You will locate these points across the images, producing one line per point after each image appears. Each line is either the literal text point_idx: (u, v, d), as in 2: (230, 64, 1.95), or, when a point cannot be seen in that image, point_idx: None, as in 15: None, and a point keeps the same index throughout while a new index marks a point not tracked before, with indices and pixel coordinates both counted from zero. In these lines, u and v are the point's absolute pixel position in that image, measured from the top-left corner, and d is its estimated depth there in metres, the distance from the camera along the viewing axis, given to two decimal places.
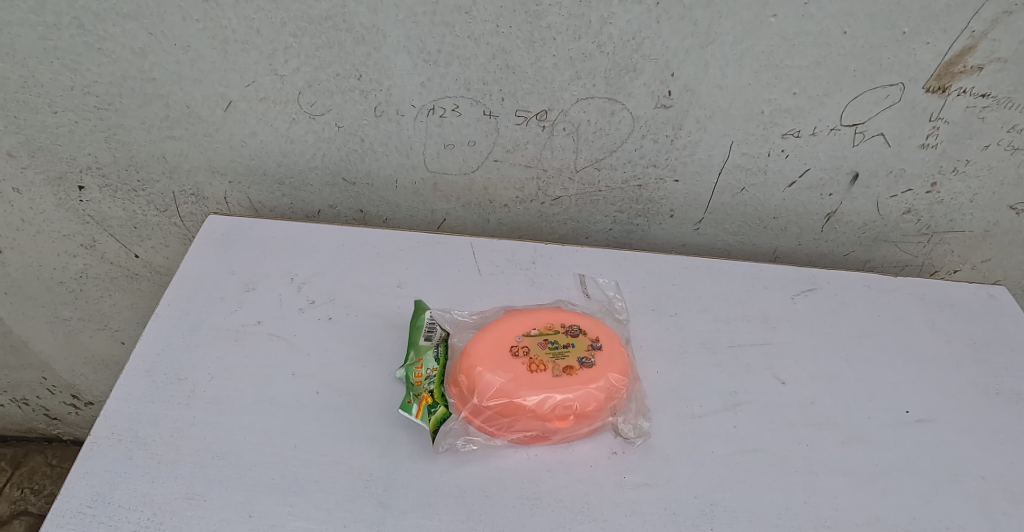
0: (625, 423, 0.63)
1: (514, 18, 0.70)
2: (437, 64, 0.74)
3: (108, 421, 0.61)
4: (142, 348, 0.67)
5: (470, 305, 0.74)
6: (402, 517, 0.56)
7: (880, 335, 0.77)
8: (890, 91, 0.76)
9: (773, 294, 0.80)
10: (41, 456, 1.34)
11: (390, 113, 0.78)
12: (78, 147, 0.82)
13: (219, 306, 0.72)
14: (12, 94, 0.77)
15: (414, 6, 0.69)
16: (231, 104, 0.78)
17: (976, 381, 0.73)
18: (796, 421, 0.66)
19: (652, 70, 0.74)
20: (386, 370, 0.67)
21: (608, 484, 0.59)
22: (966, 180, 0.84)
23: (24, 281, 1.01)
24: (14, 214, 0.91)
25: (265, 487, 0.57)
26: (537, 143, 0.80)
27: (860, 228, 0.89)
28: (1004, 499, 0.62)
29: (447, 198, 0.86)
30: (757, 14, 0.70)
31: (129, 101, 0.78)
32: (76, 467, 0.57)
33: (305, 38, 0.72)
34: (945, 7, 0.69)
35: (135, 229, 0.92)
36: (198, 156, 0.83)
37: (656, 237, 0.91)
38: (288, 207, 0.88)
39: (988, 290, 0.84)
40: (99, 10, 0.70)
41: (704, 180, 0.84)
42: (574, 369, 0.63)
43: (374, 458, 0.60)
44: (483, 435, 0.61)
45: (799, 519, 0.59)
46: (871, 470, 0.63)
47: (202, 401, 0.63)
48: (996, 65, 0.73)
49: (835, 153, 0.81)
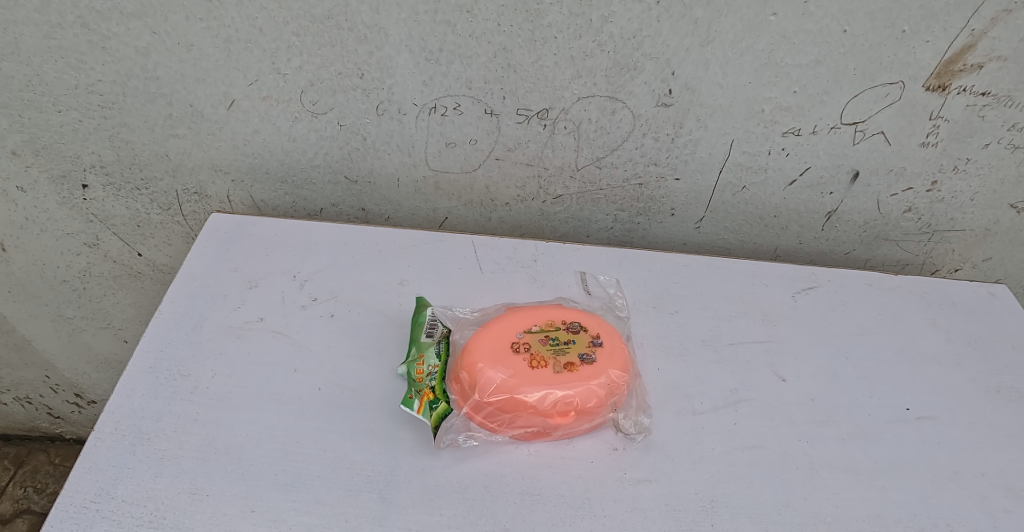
0: (626, 419, 0.63)
1: (515, 17, 0.70)
2: (439, 63, 0.74)
3: (112, 415, 0.61)
4: (145, 345, 0.67)
5: (471, 302, 0.74)
6: (403, 512, 0.56)
7: (880, 333, 0.77)
8: (890, 90, 0.76)
9: (773, 292, 0.80)
10: (44, 455, 1.34)
11: (391, 111, 0.78)
12: (81, 146, 0.83)
13: (222, 303, 0.72)
14: (17, 93, 0.78)
15: (416, 5, 0.70)
16: (233, 102, 0.78)
17: (977, 378, 0.73)
18: (796, 418, 0.66)
19: (652, 69, 0.74)
20: (389, 366, 0.67)
21: (608, 480, 0.59)
22: (966, 178, 0.84)
23: (28, 280, 1.01)
24: (17, 213, 0.91)
25: (268, 483, 0.58)
26: (538, 141, 0.81)
27: (860, 227, 0.90)
28: (1004, 496, 0.62)
29: (449, 196, 0.87)
30: (757, 12, 0.70)
31: (133, 100, 0.78)
32: (80, 462, 0.58)
33: (308, 37, 0.72)
34: (945, 6, 0.69)
35: (139, 228, 0.93)
36: (201, 154, 0.83)
37: (656, 236, 0.91)
38: (290, 205, 0.88)
39: (988, 289, 0.84)
40: (103, 10, 0.71)
41: (704, 179, 0.84)
42: (574, 366, 0.63)
43: (376, 454, 0.60)
44: (484, 431, 0.61)
45: (800, 515, 0.59)
46: (871, 467, 0.63)
47: (205, 396, 0.63)
48: (996, 63, 0.74)
49: (835, 152, 0.81)
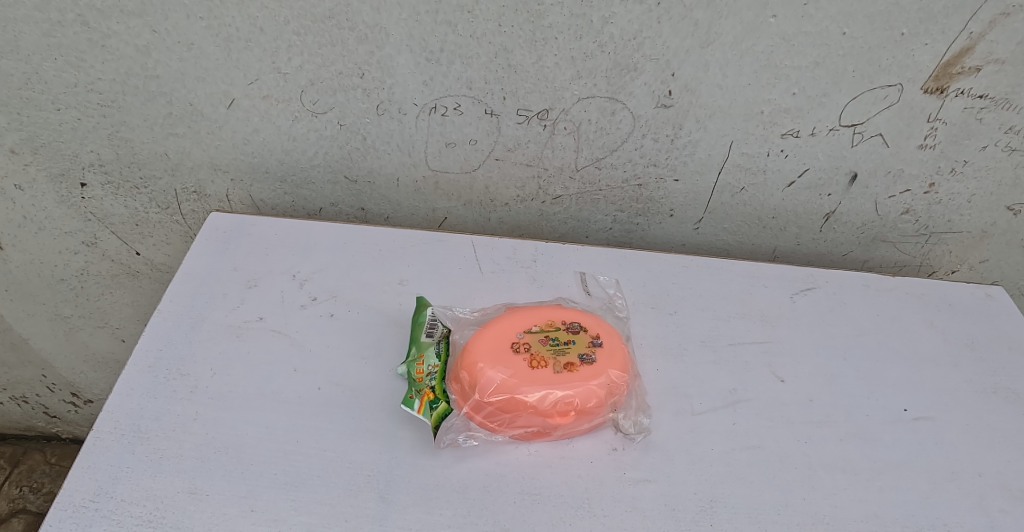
0: (626, 419, 0.64)
1: (516, 17, 0.70)
2: (440, 63, 0.74)
3: (110, 415, 0.61)
4: (144, 345, 0.67)
5: (471, 302, 0.74)
6: (403, 512, 0.56)
7: (878, 334, 0.77)
8: (889, 92, 0.76)
9: (772, 293, 0.80)
10: (40, 454, 1.34)
11: (391, 111, 0.78)
12: (80, 144, 0.83)
13: (221, 302, 0.72)
14: (15, 91, 0.77)
15: (417, 5, 0.70)
16: (233, 101, 0.78)
17: (974, 379, 0.73)
18: (795, 419, 0.67)
19: (653, 70, 0.74)
20: (388, 366, 0.67)
21: (608, 480, 0.60)
22: (964, 180, 0.85)
23: (25, 279, 1.01)
24: (15, 211, 0.91)
25: (267, 482, 0.58)
26: (538, 141, 0.81)
27: (858, 228, 0.90)
28: (1001, 496, 0.63)
29: (448, 196, 0.87)
30: (757, 14, 0.70)
31: (132, 98, 0.78)
32: (79, 461, 0.57)
33: (308, 36, 0.72)
34: (943, 9, 0.70)
35: (137, 227, 0.93)
36: (200, 153, 0.83)
37: (655, 237, 0.91)
38: (290, 205, 0.88)
39: (986, 290, 0.84)
40: (103, 8, 0.71)
41: (703, 180, 0.85)
42: (574, 366, 0.63)
43: (376, 454, 0.60)
44: (484, 431, 0.62)
45: (799, 515, 0.59)
46: (869, 467, 0.63)
47: (205, 395, 0.63)
48: (994, 66, 0.74)
49: (833, 154, 0.82)
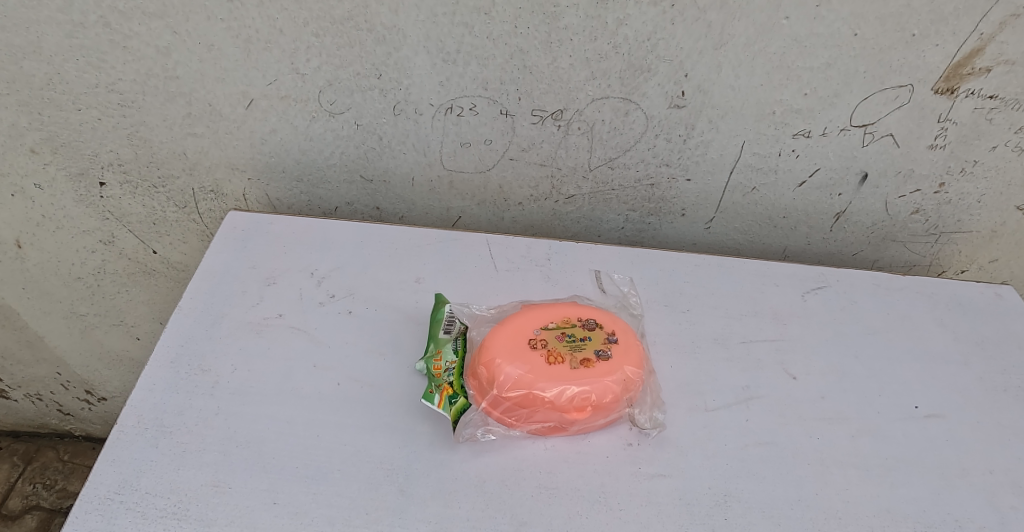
0: (641, 415, 0.65)
1: (531, 19, 0.71)
2: (456, 64, 0.75)
3: (134, 410, 0.62)
4: (165, 341, 0.68)
5: (487, 300, 0.75)
6: (423, 505, 0.57)
7: (889, 333, 0.78)
8: (900, 92, 0.77)
9: (784, 291, 0.81)
10: (53, 452, 1.35)
11: (407, 112, 0.79)
12: (100, 144, 0.84)
13: (241, 299, 0.73)
14: (37, 91, 0.79)
15: (434, 7, 0.71)
16: (252, 102, 0.79)
17: (984, 377, 0.74)
18: (807, 416, 0.67)
19: (666, 71, 0.75)
20: (406, 362, 0.68)
21: (624, 474, 0.60)
22: (974, 180, 0.85)
23: (42, 277, 1.02)
24: (34, 210, 0.92)
25: (288, 476, 0.59)
26: (552, 141, 0.82)
27: (869, 228, 0.91)
28: (1012, 493, 0.63)
29: (463, 196, 0.88)
30: (769, 15, 0.71)
31: (152, 99, 0.79)
32: (103, 455, 0.59)
33: (327, 38, 0.73)
34: (954, 10, 0.70)
35: (154, 226, 0.94)
36: (218, 153, 0.84)
37: (667, 236, 0.92)
38: (305, 204, 0.89)
39: (995, 289, 0.85)
40: (125, 10, 0.72)
41: (715, 180, 0.86)
42: (590, 362, 0.64)
43: (396, 448, 0.61)
44: (501, 426, 0.63)
45: (812, 510, 0.60)
46: (881, 464, 0.64)
47: (226, 391, 0.64)
48: (1004, 67, 0.75)
49: (845, 153, 0.83)
